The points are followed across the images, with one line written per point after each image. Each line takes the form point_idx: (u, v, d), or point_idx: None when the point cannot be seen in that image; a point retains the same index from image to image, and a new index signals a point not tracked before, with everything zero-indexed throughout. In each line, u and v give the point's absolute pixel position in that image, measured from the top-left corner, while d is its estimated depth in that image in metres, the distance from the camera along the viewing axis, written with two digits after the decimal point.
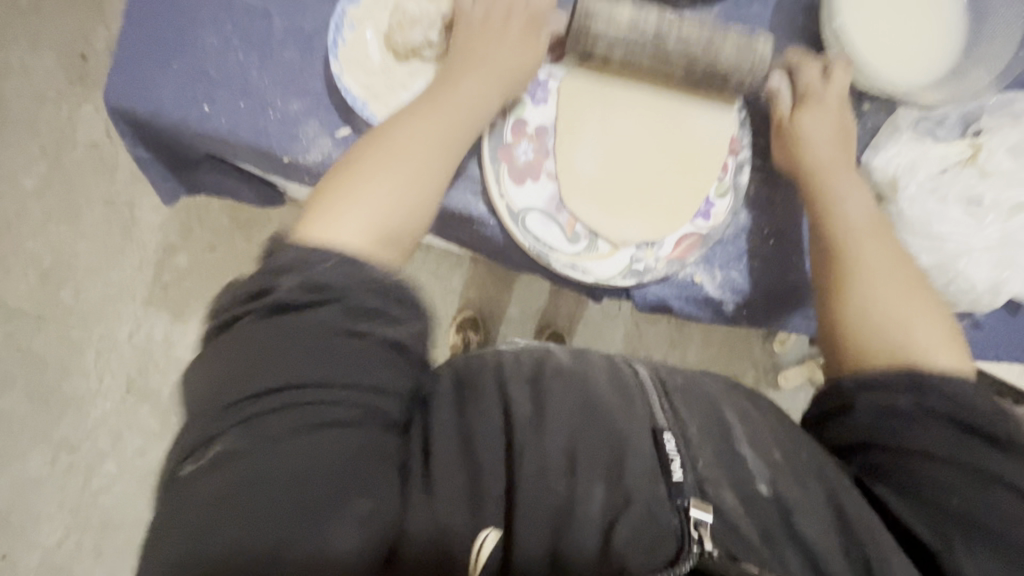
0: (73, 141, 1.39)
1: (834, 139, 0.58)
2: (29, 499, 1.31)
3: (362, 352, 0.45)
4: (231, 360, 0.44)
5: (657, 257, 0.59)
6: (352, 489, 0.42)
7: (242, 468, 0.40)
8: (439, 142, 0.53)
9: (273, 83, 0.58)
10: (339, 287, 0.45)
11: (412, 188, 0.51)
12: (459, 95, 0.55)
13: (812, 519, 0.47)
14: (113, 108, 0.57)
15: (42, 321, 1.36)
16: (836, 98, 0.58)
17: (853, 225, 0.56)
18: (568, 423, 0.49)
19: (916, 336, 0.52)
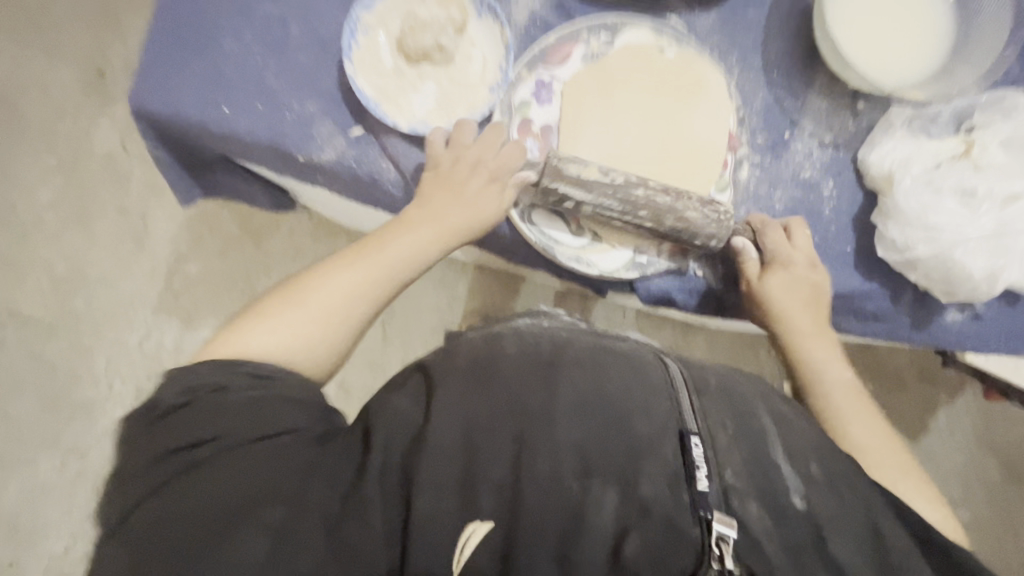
0: (89, 153, 1.43)
1: (802, 301, 0.61)
2: (37, 506, 1.32)
3: (274, 402, 0.50)
4: (157, 429, 0.47)
5: (660, 250, 0.61)
6: (260, 504, 0.44)
7: (160, 513, 0.43)
8: (350, 303, 0.57)
9: (290, 85, 0.61)
10: (233, 371, 0.50)
11: (326, 329, 0.56)
12: (383, 254, 0.59)
13: (846, 536, 0.45)
14: (137, 110, 0.60)
15: (55, 328, 1.38)
16: (802, 260, 0.60)
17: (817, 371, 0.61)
18: (584, 421, 0.48)
19: (858, 430, 0.58)
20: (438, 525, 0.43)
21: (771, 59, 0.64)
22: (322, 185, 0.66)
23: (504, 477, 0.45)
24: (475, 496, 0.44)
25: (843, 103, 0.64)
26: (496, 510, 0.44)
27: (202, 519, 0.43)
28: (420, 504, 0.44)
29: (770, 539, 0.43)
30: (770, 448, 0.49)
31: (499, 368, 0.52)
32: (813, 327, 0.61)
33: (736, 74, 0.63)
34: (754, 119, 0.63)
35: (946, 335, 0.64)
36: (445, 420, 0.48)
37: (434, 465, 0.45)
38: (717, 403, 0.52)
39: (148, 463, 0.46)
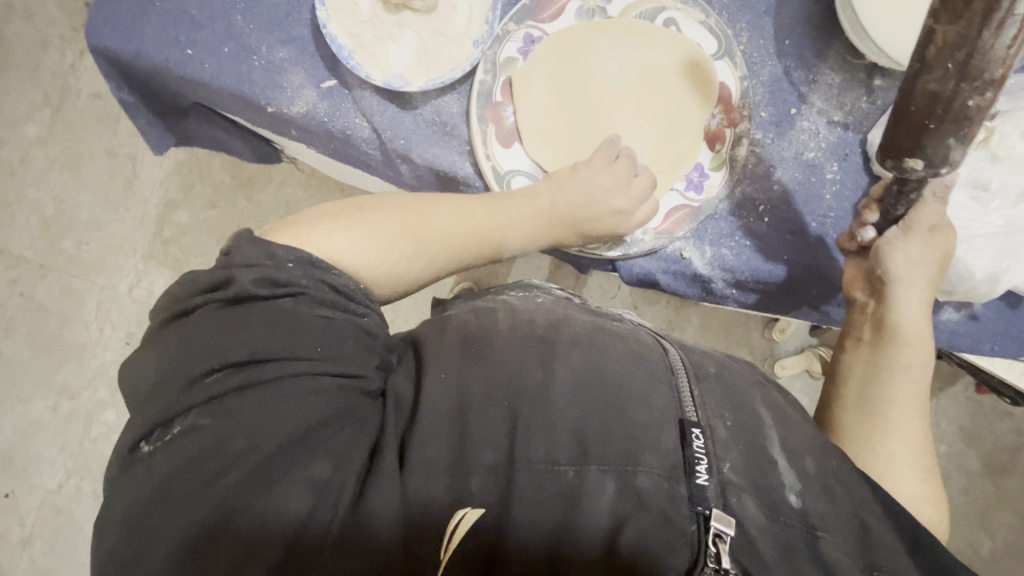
0: (77, 90, 1.38)
1: (931, 263, 0.53)
2: (32, 442, 1.35)
3: (346, 334, 0.44)
4: (190, 337, 0.40)
5: (645, 230, 0.58)
6: (302, 455, 0.39)
7: (195, 441, 0.38)
8: (450, 248, 0.54)
9: (257, 28, 0.56)
10: (299, 282, 0.44)
11: (414, 253, 0.52)
12: (496, 214, 0.54)
13: (838, 536, 0.43)
14: (95, 48, 0.56)
15: (43, 269, 1.37)
16: (939, 242, 0.52)
17: (908, 342, 0.53)
18: (581, 405, 0.44)
19: (894, 438, 0.52)
20: (426, 508, 0.40)
21: (784, 24, 0.58)
22: (295, 140, 0.62)
23: (496, 458, 0.41)
24: (466, 479, 0.41)
25: (859, 79, 0.59)
26: (489, 496, 0.40)
27: (250, 466, 0.38)
28: (411, 480, 0.40)
29: (765, 536, 0.42)
30: (767, 444, 0.46)
31: (492, 346, 0.48)
32: (912, 306, 0.54)
33: (743, 40, 0.59)
34: (759, 92, 0.59)
35: (939, 333, 0.62)
36: (436, 393, 0.44)
37: (426, 443, 0.42)
38: (716, 394, 0.49)
39: (179, 384, 0.39)
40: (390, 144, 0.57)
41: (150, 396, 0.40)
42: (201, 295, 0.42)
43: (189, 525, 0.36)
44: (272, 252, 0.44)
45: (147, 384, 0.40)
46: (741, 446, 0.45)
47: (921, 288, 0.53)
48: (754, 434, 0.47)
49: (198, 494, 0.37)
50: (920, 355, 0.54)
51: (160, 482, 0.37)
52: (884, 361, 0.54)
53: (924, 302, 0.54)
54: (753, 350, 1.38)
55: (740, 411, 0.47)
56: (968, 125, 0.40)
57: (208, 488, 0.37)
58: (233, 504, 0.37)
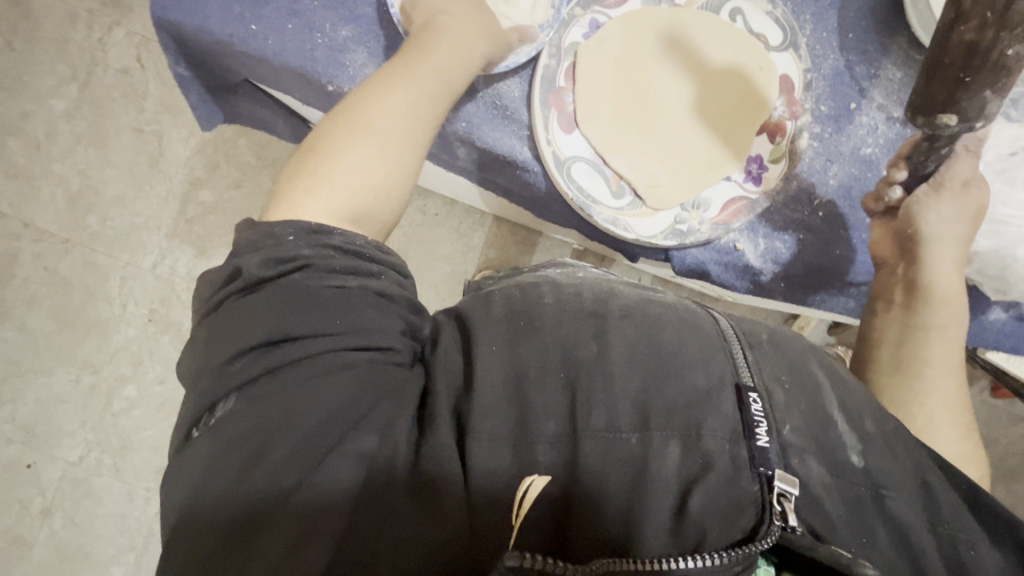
0: (104, 66, 1.38)
1: (964, 221, 0.53)
2: (54, 414, 1.36)
3: (365, 302, 0.43)
4: (225, 325, 0.41)
5: (702, 219, 0.58)
6: (347, 427, 0.40)
7: (237, 419, 0.39)
8: (416, 127, 0.49)
9: (323, 5, 0.56)
10: (307, 254, 0.43)
11: (390, 165, 0.48)
12: (433, 66, 0.50)
13: (902, 496, 0.44)
14: (158, 21, 0.56)
15: (68, 244, 1.38)
16: (972, 201, 0.53)
17: (943, 298, 0.54)
18: (641, 371, 0.44)
19: (934, 394, 0.51)
20: (495, 476, 0.40)
21: (847, 18, 0.58)
22: None
23: (559, 426, 0.42)
24: (531, 449, 0.41)
25: None
26: (553, 464, 0.41)
27: (295, 442, 0.38)
28: (475, 455, 0.41)
29: (831, 496, 0.43)
30: (828, 406, 0.47)
31: (543, 316, 0.47)
32: (945, 265, 0.54)
33: (807, 32, 0.58)
34: (820, 85, 0.59)
35: (985, 332, 0.62)
36: (490, 365, 0.45)
37: (486, 413, 0.42)
38: (770, 358, 0.48)
39: (216, 370, 0.40)
40: (450, 127, 0.57)
41: (195, 388, 0.42)
42: (222, 288, 0.43)
43: (245, 499, 0.37)
44: (272, 231, 0.44)
45: (194, 367, 0.42)
46: (801, 406, 0.46)
47: (951, 246, 0.54)
48: (814, 396, 0.47)
49: (247, 471, 0.38)
50: (954, 314, 0.54)
51: (212, 460, 0.38)
52: (918, 318, 0.53)
53: (954, 261, 0.54)
54: None
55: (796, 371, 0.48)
56: (1002, 77, 0.40)
57: (257, 462, 0.38)
58: (285, 479, 0.38)
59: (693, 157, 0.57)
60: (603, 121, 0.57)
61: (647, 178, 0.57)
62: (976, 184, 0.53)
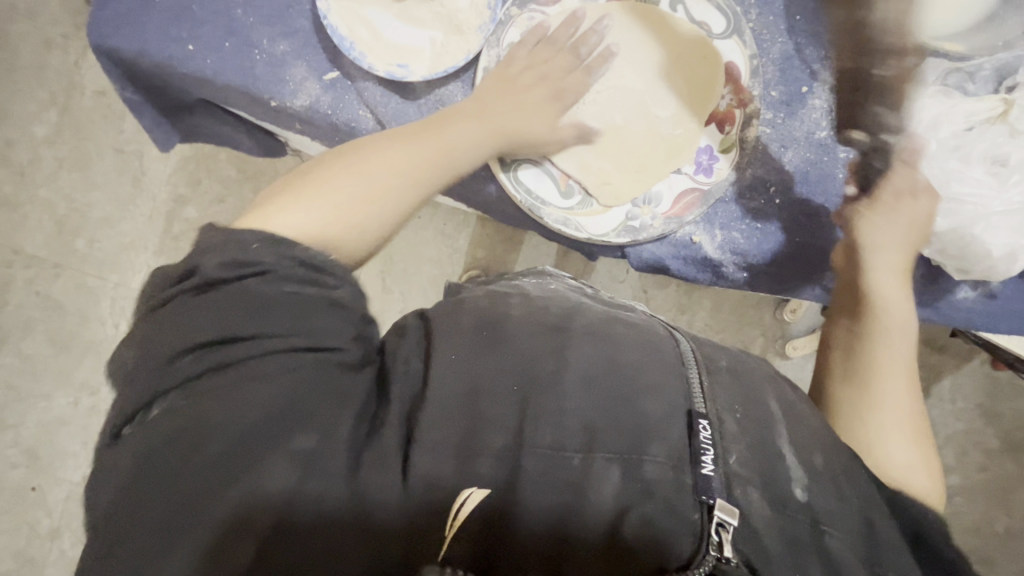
0: (82, 89, 1.39)
1: (910, 232, 0.54)
2: (55, 437, 1.38)
3: (320, 311, 0.42)
4: (164, 328, 0.40)
5: (653, 215, 0.57)
6: (286, 430, 0.39)
7: (181, 418, 0.39)
8: (422, 168, 0.49)
9: (259, 22, 0.56)
10: (263, 263, 0.41)
11: (367, 202, 0.47)
12: (446, 129, 0.51)
13: (843, 533, 0.43)
14: (98, 48, 0.56)
15: (58, 268, 1.39)
16: (918, 212, 0.54)
17: (888, 307, 0.55)
18: (594, 393, 0.45)
19: (886, 408, 0.52)
20: (435, 483, 0.40)
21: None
22: (301, 134, 0.62)
23: (505, 442, 0.42)
24: (474, 460, 0.41)
25: None
26: (496, 478, 0.41)
27: (235, 443, 0.38)
28: (418, 462, 0.41)
29: (770, 531, 0.42)
30: (778, 439, 0.46)
31: (507, 331, 0.48)
32: (891, 275, 0.55)
33: (752, 17, 0.57)
34: (769, 70, 0.58)
35: (956, 313, 0.60)
36: (447, 376, 0.45)
37: (439, 427, 0.42)
38: (727, 387, 0.49)
39: (156, 367, 0.40)
40: None
41: (127, 379, 0.41)
42: (171, 288, 0.42)
43: (178, 505, 0.37)
44: (229, 235, 0.42)
45: (126, 365, 0.41)
46: (751, 439, 0.46)
47: (900, 254, 0.55)
48: (762, 425, 0.47)
49: (184, 470, 0.38)
50: (904, 321, 0.54)
51: (154, 461, 0.38)
52: (866, 327, 0.55)
53: (902, 272, 0.55)
54: (764, 332, 1.37)
55: (750, 406, 0.47)
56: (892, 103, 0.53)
57: (196, 465, 0.38)
58: (211, 483, 0.37)
59: (644, 154, 0.57)
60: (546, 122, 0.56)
61: (604, 177, 0.57)
62: (928, 197, 0.54)
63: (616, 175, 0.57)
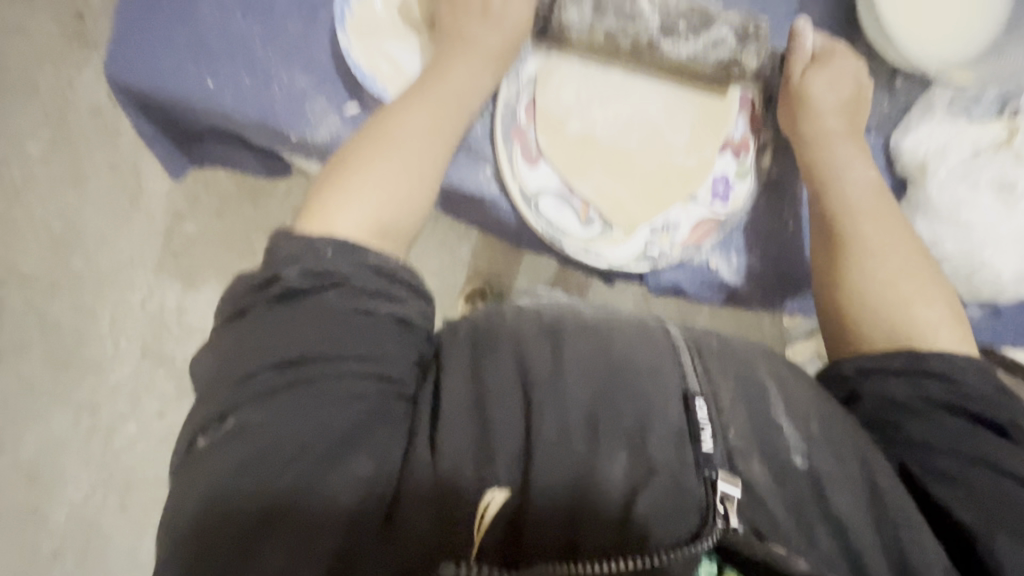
0: (76, 105, 1.37)
1: (845, 99, 0.57)
2: (55, 457, 1.35)
3: (384, 330, 0.46)
4: (238, 342, 0.44)
5: (672, 243, 0.58)
6: (348, 450, 0.43)
7: (253, 437, 0.42)
8: (433, 136, 0.53)
9: (279, 58, 0.56)
10: (344, 273, 0.46)
11: (411, 180, 0.52)
12: (446, 73, 0.54)
13: (846, 492, 0.45)
14: (115, 83, 0.55)
15: (56, 286, 1.37)
16: (846, 64, 0.58)
17: (853, 203, 0.56)
18: (593, 386, 0.47)
19: (915, 311, 0.52)
20: (457, 466, 0.43)
21: (805, 29, 0.59)
22: (317, 163, 0.62)
23: (515, 444, 0.45)
24: (492, 462, 0.44)
25: (880, 82, 0.59)
26: (512, 479, 0.43)
27: (302, 456, 0.42)
28: (445, 451, 0.44)
29: (774, 495, 0.45)
30: (773, 410, 0.48)
31: (502, 342, 0.50)
32: (838, 136, 0.57)
33: (765, 47, 0.59)
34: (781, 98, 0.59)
35: None
36: (459, 392, 0.47)
37: (455, 434, 0.45)
38: (723, 364, 0.51)
39: (233, 383, 0.43)
40: None
41: (207, 395, 0.44)
42: (240, 304, 0.46)
43: (251, 516, 0.40)
44: (307, 244, 0.46)
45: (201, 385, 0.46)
46: (745, 413, 0.48)
47: (836, 119, 0.57)
48: (758, 402, 0.49)
49: (255, 489, 0.41)
50: (871, 209, 0.56)
51: (222, 475, 0.41)
52: (853, 250, 0.55)
53: (846, 115, 0.58)
54: (763, 336, 1.39)
55: (744, 383, 0.49)
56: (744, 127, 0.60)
57: (268, 476, 0.41)
58: (285, 496, 0.41)
59: (657, 180, 0.58)
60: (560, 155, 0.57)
61: (621, 201, 0.57)
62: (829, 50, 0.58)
63: (632, 204, 0.57)
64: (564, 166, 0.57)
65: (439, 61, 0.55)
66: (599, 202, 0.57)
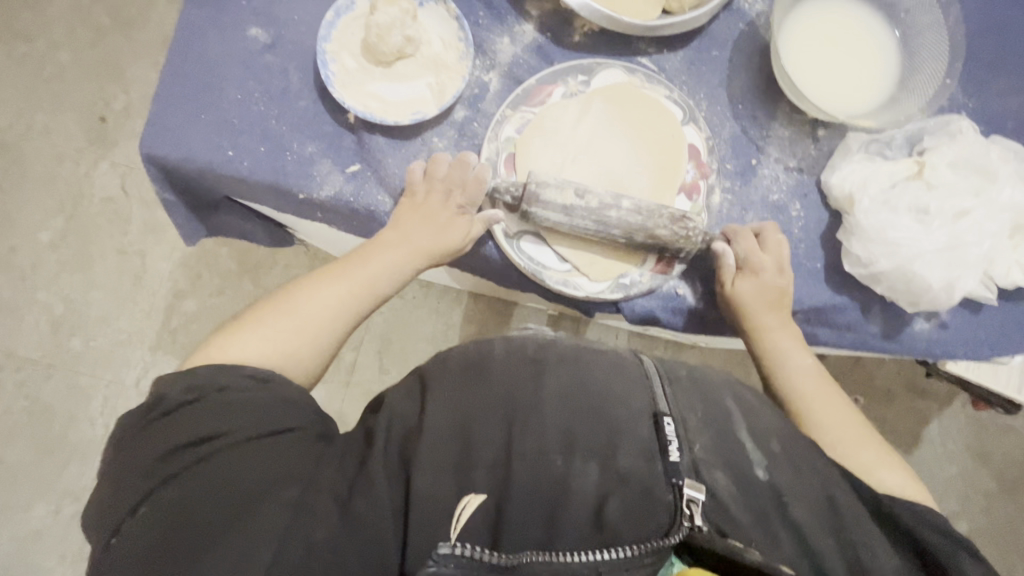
0: (90, 196, 1.47)
1: (769, 303, 0.63)
2: (31, 550, 1.30)
3: (264, 399, 0.51)
4: (160, 436, 0.49)
5: (642, 271, 0.65)
6: (276, 483, 0.47)
7: (165, 512, 0.45)
8: (348, 304, 0.61)
9: (290, 130, 0.65)
10: (208, 379, 0.51)
11: (318, 331, 0.59)
12: (370, 265, 0.62)
13: (803, 502, 0.48)
14: (147, 157, 0.64)
15: (52, 369, 1.39)
16: (772, 263, 0.63)
17: (801, 392, 0.62)
18: (570, 406, 0.50)
19: (863, 457, 0.58)
20: (439, 474, 0.46)
21: (735, 93, 0.69)
22: (321, 221, 0.70)
23: (496, 454, 0.47)
24: (471, 472, 0.47)
25: (803, 131, 0.69)
26: (490, 484, 0.46)
27: (223, 501, 0.45)
28: (424, 468, 0.46)
29: (737, 503, 0.47)
30: (734, 430, 0.51)
31: (490, 365, 0.53)
32: (785, 350, 0.64)
33: (704, 107, 0.69)
34: (723, 148, 0.69)
35: (917, 343, 0.67)
36: (442, 411, 0.50)
37: (435, 444, 0.48)
38: (688, 393, 0.54)
39: (142, 471, 0.48)
40: None
41: (120, 486, 0.48)
42: (155, 408, 0.51)
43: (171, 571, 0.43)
44: (220, 368, 0.52)
45: (119, 473, 0.49)
46: (711, 435, 0.50)
47: (789, 341, 0.64)
48: (722, 424, 0.51)
49: (177, 545, 0.44)
50: (808, 386, 0.62)
51: (146, 546, 0.44)
52: (800, 414, 0.61)
53: (773, 306, 0.64)
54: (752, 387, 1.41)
55: (709, 406, 0.52)
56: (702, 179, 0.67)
57: (185, 542, 0.44)
58: (189, 565, 0.43)
59: None
60: (535, 203, 0.65)
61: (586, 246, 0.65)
62: (760, 249, 0.64)
63: (602, 249, 0.65)
64: (542, 217, 0.65)
65: (398, 216, 0.63)
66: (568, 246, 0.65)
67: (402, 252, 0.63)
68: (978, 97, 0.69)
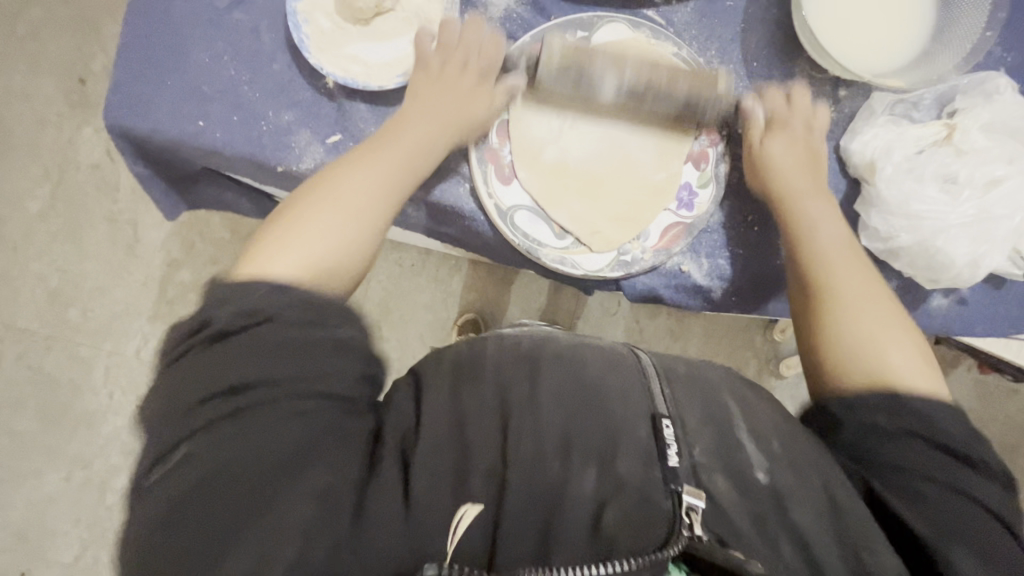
0: (76, 163, 1.41)
1: (801, 165, 0.60)
2: (46, 516, 1.33)
3: (321, 352, 0.44)
4: (192, 371, 0.43)
5: (643, 248, 0.62)
6: (303, 462, 0.42)
7: (194, 473, 0.41)
8: (379, 186, 0.55)
9: (265, 96, 0.60)
10: (272, 309, 0.45)
11: (348, 220, 0.53)
12: (401, 138, 0.56)
13: (804, 506, 0.46)
14: (112, 128, 0.59)
15: (51, 340, 1.38)
16: (801, 124, 0.61)
17: (828, 259, 0.58)
18: (566, 408, 0.47)
19: (890, 358, 0.53)
20: (433, 488, 0.43)
21: (751, 48, 0.63)
22: None
23: (492, 461, 0.45)
24: (465, 478, 0.44)
25: (824, 91, 0.63)
26: (487, 494, 0.43)
27: (271, 462, 0.41)
28: (418, 478, 0.43)
29: (736, 507, 0.45)
30: (733, 428, 0.49)
31: (482, 362, 0.51)
32: (822, 225, 0.58)
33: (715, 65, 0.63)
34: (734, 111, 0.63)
35: (934, 320, 0.64)
36: (435, 414, 0.47)
37: (430, 452, 0.45)
38: (689, 390, 0.51)
39: (184, 413, 0.42)
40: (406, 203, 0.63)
41: (153, 429, 0.44)
42: (188, 337, 0.44)
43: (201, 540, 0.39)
44: (243, 287, 0.46)
45: (157, 417, 0.44)
46: (710, 433, 0.48)
47: (835, 230, 0.59)
48: (722, 420, 0.49)
49: (212, 507, 0.40)
50: (853, 291, 0.57)
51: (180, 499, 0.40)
52: (831, 310, 0.56)
53: (806, 173, 0.60)
54: (757, 354, 1.39)
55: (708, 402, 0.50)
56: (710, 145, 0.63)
57: (219, 501, 0.40)
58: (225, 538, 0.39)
59: (626, 203, 0.62)
60: (534, 176, 0.61)
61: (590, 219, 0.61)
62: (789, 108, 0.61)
63: (607, 223, 0.61)
64: (540, 189, 0.61)
65: (415, 86, 0.59)
66: (572, 220, 0.61)
67: (421, 129, 0.58)
68: (1020, 50, 0.62)
